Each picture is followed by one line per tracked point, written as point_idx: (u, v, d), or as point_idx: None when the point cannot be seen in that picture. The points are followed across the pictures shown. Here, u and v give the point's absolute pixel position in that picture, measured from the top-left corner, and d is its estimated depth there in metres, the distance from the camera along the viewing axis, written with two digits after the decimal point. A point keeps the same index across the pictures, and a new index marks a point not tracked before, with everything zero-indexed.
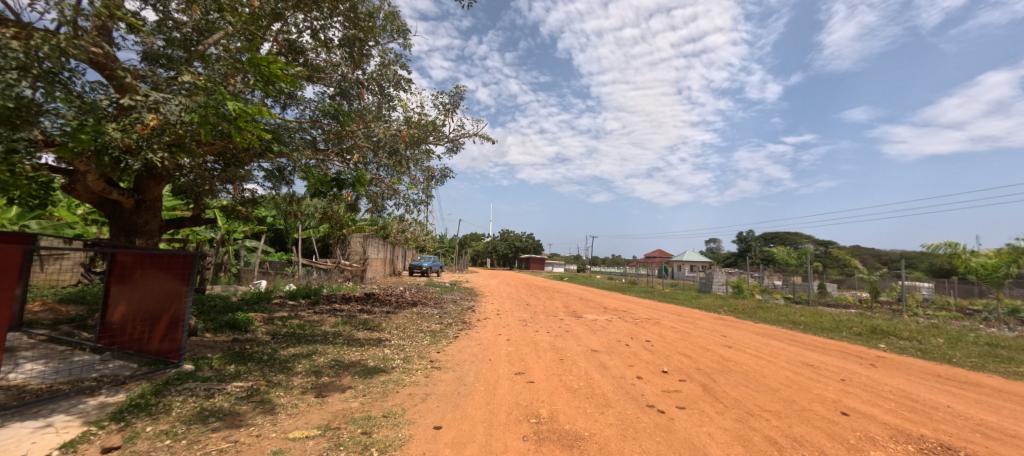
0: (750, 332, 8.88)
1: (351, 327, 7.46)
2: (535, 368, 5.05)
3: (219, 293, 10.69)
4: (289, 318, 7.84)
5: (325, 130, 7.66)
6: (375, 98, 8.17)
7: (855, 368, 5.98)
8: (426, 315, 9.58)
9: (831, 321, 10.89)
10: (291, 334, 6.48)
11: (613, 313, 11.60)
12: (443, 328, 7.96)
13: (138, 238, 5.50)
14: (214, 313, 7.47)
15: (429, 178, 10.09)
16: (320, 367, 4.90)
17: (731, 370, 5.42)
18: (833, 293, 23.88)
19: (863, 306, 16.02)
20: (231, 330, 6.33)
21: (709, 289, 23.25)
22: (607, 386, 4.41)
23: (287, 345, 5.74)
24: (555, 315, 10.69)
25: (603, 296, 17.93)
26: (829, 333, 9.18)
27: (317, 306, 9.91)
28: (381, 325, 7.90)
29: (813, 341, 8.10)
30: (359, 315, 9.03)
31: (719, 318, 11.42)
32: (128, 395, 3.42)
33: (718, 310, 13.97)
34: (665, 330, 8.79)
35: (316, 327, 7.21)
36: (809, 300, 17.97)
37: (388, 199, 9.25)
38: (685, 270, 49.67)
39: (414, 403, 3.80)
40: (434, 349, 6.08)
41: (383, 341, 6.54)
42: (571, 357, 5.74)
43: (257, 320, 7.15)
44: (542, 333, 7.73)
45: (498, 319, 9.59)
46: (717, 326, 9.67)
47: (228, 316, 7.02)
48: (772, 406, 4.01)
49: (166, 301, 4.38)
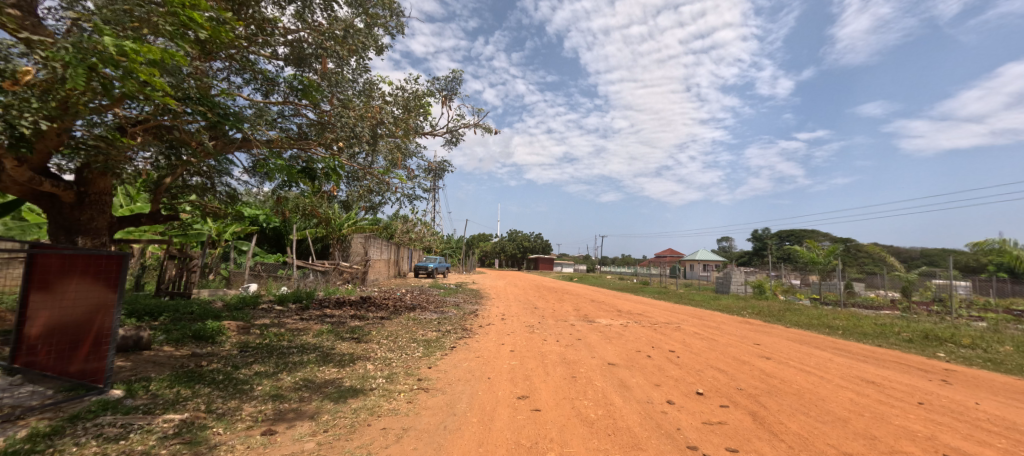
0: (786, 339, 7.89)
1: (336, 337, 6.67)
2: (543, 390, 4.16)
3: (204, 297, 10.00)
4: (269, 327, 7.04)
5: (309, 118, 6.94)
6: (363, 85, 7.40)
7: (927, 385, 5.01)
8: (423, 321, 8.78)
9: (873, 326, 9.80)
10: (265, 346, 5.68)
11: (628, 316, 10.65)
12: (439, 336, 7.11)
13: (80, 237, 4.77)
14: (184, 321, 6.72)
15: (426, 172, 9.27)
16: (284, 389, 4.07)
17: (780, 390, 4.48)
18: (860, 293, 22.51)
19: (898, 307, 14.79)
20: (195, 342, 5.54)
21: (726, 290, 22.01)
22: (632, 417, 3.51)
23: (254, 361, 4.93)
24: (565, 319, 9.82)
25: (615, 298, 16.94)
26: (875, 340, 8.13)
27: (307, 311, 9.17)
28: (371, 334, 7.09)
29: (861, 350, 7.09)
30: (350, 322, 8.25)
31: (746, 322, 10.42)
32: (11, 438, 2.63)
33: (742, 312, 12.92)
34: (690, 337, 7.84)
35: (296, 338, 6.42)
36: (838, 301, 16.68)
37: (379, 193, 8.44)
38: (697, 269, 48.36)
39: (386, 444, 2.94)
40: (425, 364, 5.23)
41: (368, 353, 5.72)
42: (585, 374, 4.86)
43: (230, 329, 6.38)
44: (550, 342, 6.83)
45: (502, 325, 8.74)
46: (747, 332, 8.69)
47: (197, 325, 6.26)
48: (851, 446, 3.09)
49: (89, 312, 3.62)
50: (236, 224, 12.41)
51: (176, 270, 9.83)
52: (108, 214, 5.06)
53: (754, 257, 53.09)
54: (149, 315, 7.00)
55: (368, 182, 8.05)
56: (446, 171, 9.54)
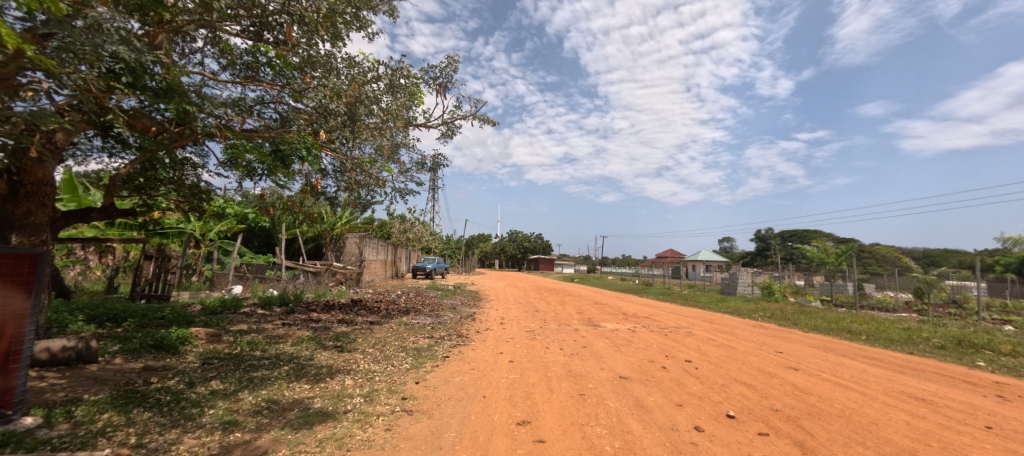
0: (808, 346, 7.28)
1: (317, 345, 6.06)
2: (547, 413, 3.55)
3: (182, 300, 9.37)
4: (245, 334, 6.42)
5: (290, 105, 6.30)
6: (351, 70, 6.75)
7: (987, 403, 4.38)
8: (416, 326, 8.17)
9: (896, 331, 9.21)
10: (234, 357, 5.06)
11: (635, 321, 10.02)
12: (432, 344, 6.49)
13: (14, 233, 4.16)
14: (149, 327, 6.11)
15: (420, 166, 8.67)
16: (240, 414, 3.44)
17: (822, 411, 3.87)
18: (870, 295, 21.91)
19: (915, 310, 14.20)
20: (154, 353, 4.93)
21: (734, 291, 21.35)
22: (657, 450, 2.88)
23: (215, 376, 4.31)
24: (567, 323, 9.22)
25: (619, 300, 16.40)
26: (904, 347, 7.53)
27: (291, 315, 8.54)
28: (356, 341, 6.48)
29: (895, 359, 6.48)
30: (336, 327, 7.64)
31: (760, 326, 9.82)
32: None
33: (754, 315, 12.30)
34: (705, 344, 7.21)
35: (272, 346, 5.80)
36: (851, 303, 16.04)
37: (368, 187, 7.83)
38: (700, 270, 47.79)
39: None
40: (412, 378, 4.60)
41: (350, 365, 5.10)
42: (594, 391, 4.24)
43: (199, 337, 5.77)
44: (554, 350, 6.20)
45: (501, 330, 8.11)
46: (764, 338, 8.09)
47: (161, 333, 5.64)
48: None
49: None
50: (221, 223, 11.80)
51: (154, 271, 9.22)
52: (50, 208, 4.44)
53: (758, 257, 52.53)
54: (112, 320, 6.37)
55: (356, 176, 7.44)
56: (441, 165, 8.89)
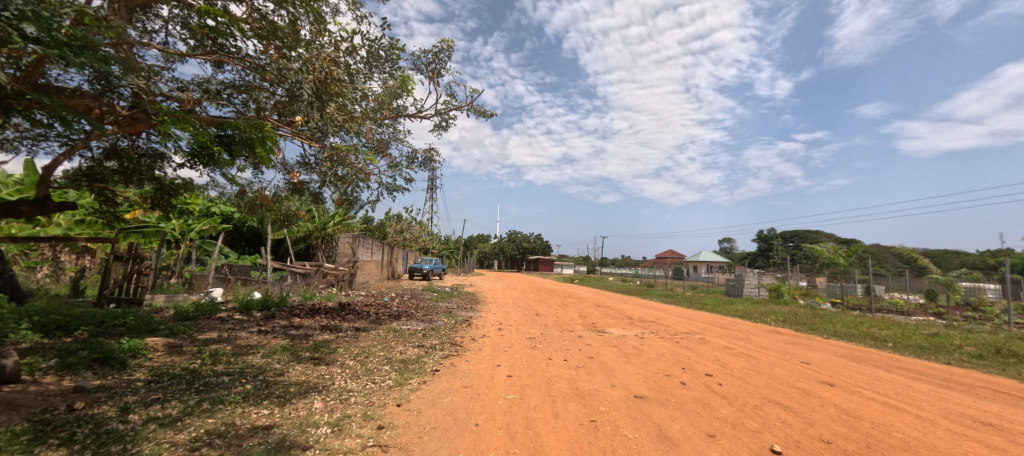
0: (835, 356, 6.67)
1: (291, 357, 5.39)
2: (552, 450, 2.89)
3: (154, 306, 8.69)
4: (211, 344, 5.74)
5: (265, 89, 5.56)
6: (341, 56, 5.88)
7: None
8: (406, 333, 7.51)
9: (923, 337, 8.60)
10: (189, 372, 4.38)
11: (642, 326, 9.38)
12: (421, 355, 5.83)
13: None
14: (102, 337, 5.44)
15: (411, 159, 8.02)
16: (172, 451, 2.77)
17: (883, 444, 3.22)
18: (880, 297, 21.32)
19: (933, 314, 13.60)
20: (96, 369, 4.26)
21: (739, 293, 20.73)
22: None
23: (160, 399, 3.64)
24: (570, 329, 8.57)
25: (622, 302, 15.74)
26: (940, 357, 6.91)
27: (271, 322, 7.88)
28: (337, 352, 5.80)
29: (934, 371, 5.89)
30: (317, 335, 6.96)
31: (776, 332, 9.20)
32: None
33: (766, 319, 11.68)
34: (723, 354, 6.55)
35: (239, 359, 5.13)
36: (864, 306, 15.43)
37: (354, 180, 7.15)
38: (703, 271, 47.15)
39: None
40: (393, 400, 3.94)
41: (324, 382, 4.44)
42: (607, 416, 3.59)
43: (156, 349, 5.09)
44: (557, 362, 5.55)
45: (498, 338, 7.45)
46: (783, 345, 7.48)
47: (110, 344, 4.95)
48: None
49: None
50: (202, 222, 11.15)
51: (124, 273, 8.54)
52: None
53: (759, 257, 51.97)
54: (62, 329, 5.68)
55: (339, 168, 6.77)
56: (434, 159, 8.23)
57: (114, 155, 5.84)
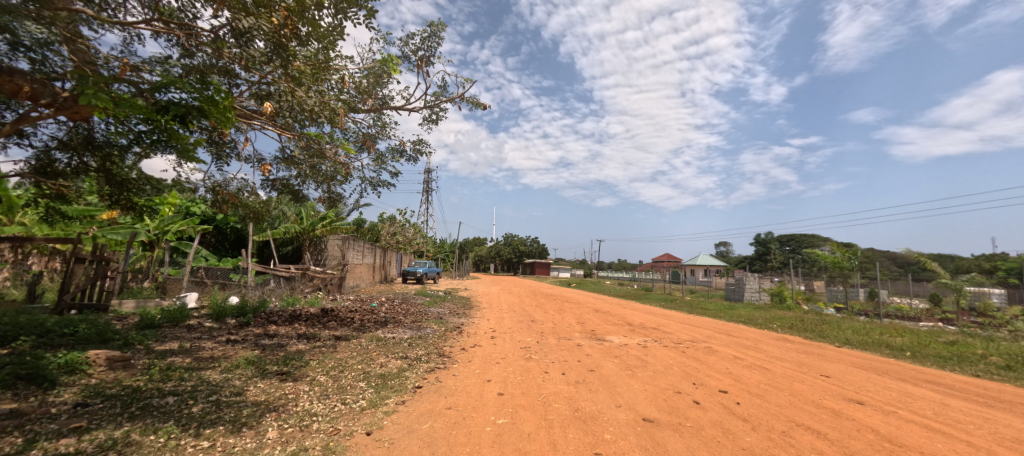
0: (855, 367, 6.16)
1: (256, 372, 4.79)
2: None
3: (119, 313, 8.03)
4: (168, 356, 5.13)
5: (230, 69, 4.87)
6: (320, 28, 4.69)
7: None
8: (389, 342, 6.92)
9: (940, 346, 8.12)
10: (130, 392, 3.79)
11: (643, 333, 8.86)
12: (404, 368, 5.27)
13: None
14: (39, 350, 4.81)
15: (397, 153, 7.45)
16: None
17: None
18: (882, 301, 20.87)
19: (940, 319, 13.15)
20: (18, 390, 3.65)
21: (740, 297, 20.26)
22: None
23: (81, 427, 3.05)
24: (568, 337, 8.01)
25: (621, 307, 15.18)
26: (964, 368, 6.42)
27: (244, 330, 7.26)
28: (310, 365, 5.21)
29: (963, 385, 5.40)
30: (292, 345, 6.35)
31: (785, 340, 8.69)
32: None
33: (772, 325, 11.18)
34: (735, 365, 6.02)
35: (195, 374, 4.53)
36: (870, 312, 14.96)
37: (334, 174, 6.56)
38: (700, 275, 46.72)
39: None
40: (364, 426, 3.38)
41: (287, 402, 3.86)
42: (614, 448, 3.02)
43: (99, 363, 4.47)
44: (555, 377, 4.98)
45: (491, 347, 6.88)
46: (797, 355, 6.97)
47: (45, 358, 4.32)
48: None
49: None
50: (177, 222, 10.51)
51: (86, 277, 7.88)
52: None
53: (757, 261, 51.63)
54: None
55: (317, 161, 6.17)
56: (421, 154, 7.68)
57: (60, 144, 5.20)
